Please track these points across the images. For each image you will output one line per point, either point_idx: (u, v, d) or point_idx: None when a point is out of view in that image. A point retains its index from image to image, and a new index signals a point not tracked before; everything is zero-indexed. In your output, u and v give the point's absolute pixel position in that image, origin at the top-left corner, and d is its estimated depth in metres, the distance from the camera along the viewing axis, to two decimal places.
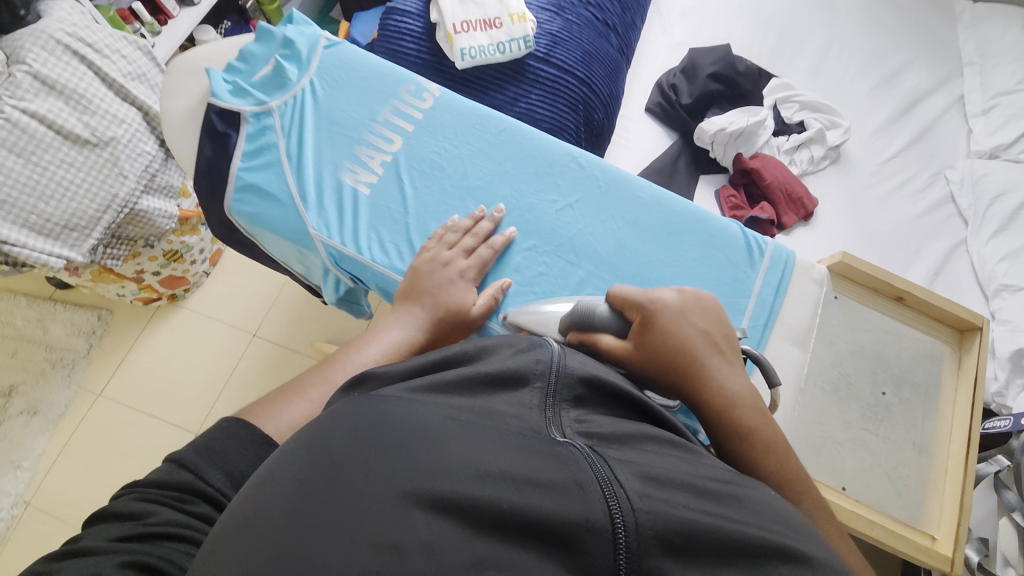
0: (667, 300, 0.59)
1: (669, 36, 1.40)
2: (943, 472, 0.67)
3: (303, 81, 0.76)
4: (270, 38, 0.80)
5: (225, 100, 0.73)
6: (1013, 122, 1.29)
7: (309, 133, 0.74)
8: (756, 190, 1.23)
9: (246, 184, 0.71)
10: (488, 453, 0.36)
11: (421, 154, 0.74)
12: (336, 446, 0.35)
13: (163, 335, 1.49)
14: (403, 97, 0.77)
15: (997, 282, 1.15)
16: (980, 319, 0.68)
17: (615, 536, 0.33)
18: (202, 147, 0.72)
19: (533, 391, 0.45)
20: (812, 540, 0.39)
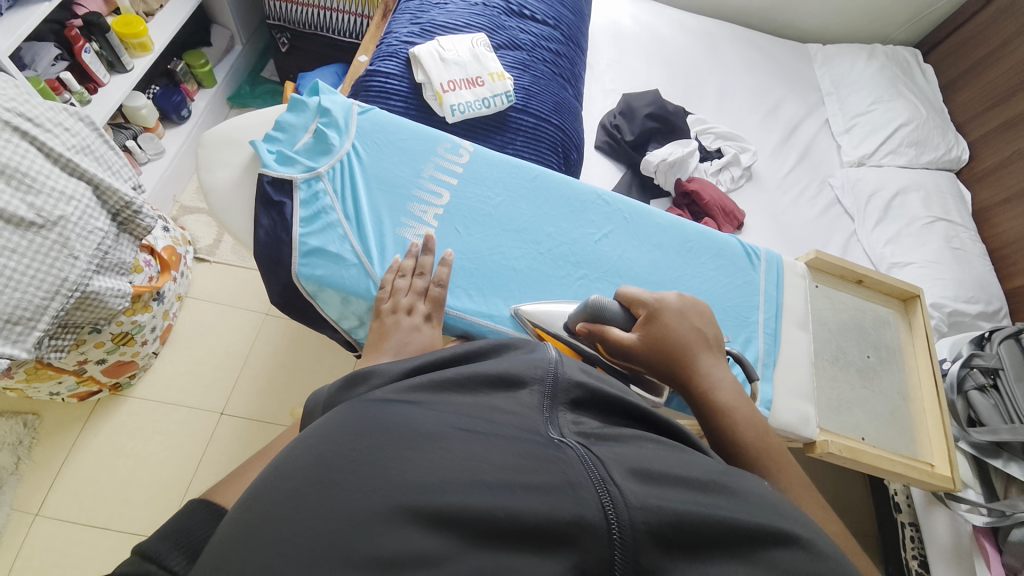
0: (671, 301, 0.67)
1: (601, 84, 1.60)
2: (924, 410, 0.79)
3: (346, 145, 0.78)
4: (303, 107, 0.82)
5: (276, 169, 0.75)
6: (870, 136, 1.64)
7: (363, 194, 0.76)
8: (697, 209, 1.41)
9: (311, 249, 0.72)
10: (482, 459, 0.37)
11: (468, 205, 0.79)
12: (332, 453, 0.36)
13: (107, 432, 1.31)
14: (441, 154, 0.81)
15: (888, 261, 1.45)
16: (918, 288, 0.83)
17: (609, 532, 0.35)
18: (259, 218, 0.73)
19: (532, 392, 0.46)
20: (799, 521, 0.40)
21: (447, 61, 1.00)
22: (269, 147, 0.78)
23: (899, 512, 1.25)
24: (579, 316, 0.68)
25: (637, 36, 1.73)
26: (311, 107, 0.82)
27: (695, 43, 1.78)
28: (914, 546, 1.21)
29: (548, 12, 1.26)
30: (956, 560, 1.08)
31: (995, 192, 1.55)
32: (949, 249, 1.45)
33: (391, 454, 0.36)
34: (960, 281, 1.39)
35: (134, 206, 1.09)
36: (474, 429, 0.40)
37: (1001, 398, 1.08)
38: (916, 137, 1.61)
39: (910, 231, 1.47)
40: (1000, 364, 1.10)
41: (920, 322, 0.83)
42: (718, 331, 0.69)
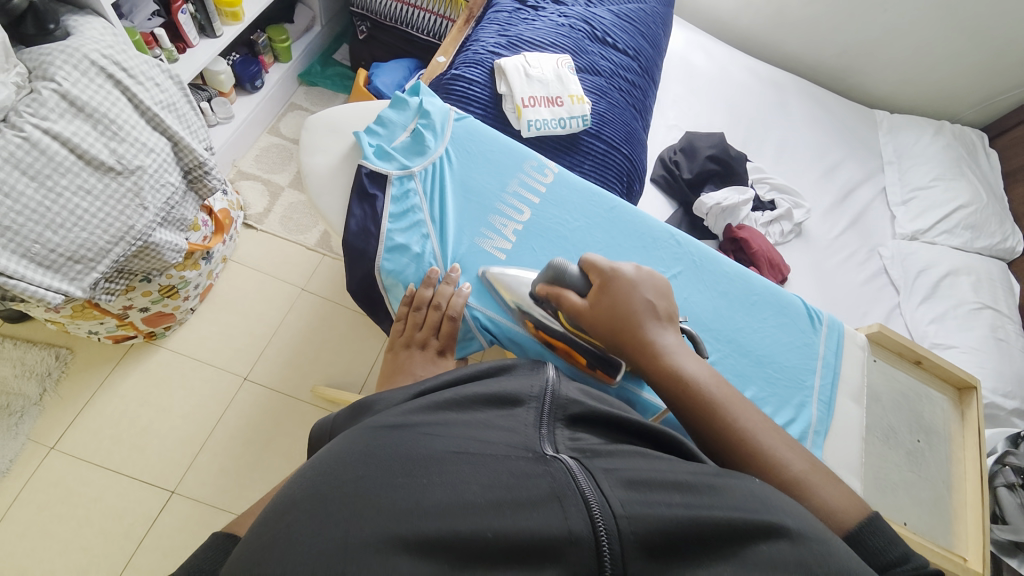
0: (625, 275, 0.66)
1: (665, 118, 1.61)
2: (964, 503, 0.78)
3: (440, 149, 0.80)
4: (405, 106, 0.84)
5: (375, 163, 0.77)
6: (927, 212, 1.62)
7: (449, 200, 0.78)
8: (743, 256, 1.40)
9: (396, 245, 0.73)
10: (471, 481, 0.40)
11: (547, 225, 0.80)
12: (338, 482, 0.40)
13: (133, 379, 1.34)
14: (526, 172, 0.83)
15: (930, 340, 1.42)
16: (979, 380, 0.81)
17: (597, 544, 0.38)
18: (352, 208, 0.75)
19: (528, 410, 0.52)
20: (791, 514, 0.42)
21: (531, 77, 1.02)
22: (370, 140, 0.80)
23: None
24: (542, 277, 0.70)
25: (707, 75, 1.74)
26: (412, 107, 0.84)
27: (763, 92, 1.78)
28: None
29: (629, 43, 1.28)
30: None
31: None
32: (995, 339, 1.42)
33: (387, 480, 0.40)
34: (1001, 373, 1.36)
35: (205, 167, 1.13)
36: (466, 451, 0.44)
37: None
38: (975, 221, 1.59)
39: (957, 314, 1.45)
40: None
41: (973, 414, 0.82)
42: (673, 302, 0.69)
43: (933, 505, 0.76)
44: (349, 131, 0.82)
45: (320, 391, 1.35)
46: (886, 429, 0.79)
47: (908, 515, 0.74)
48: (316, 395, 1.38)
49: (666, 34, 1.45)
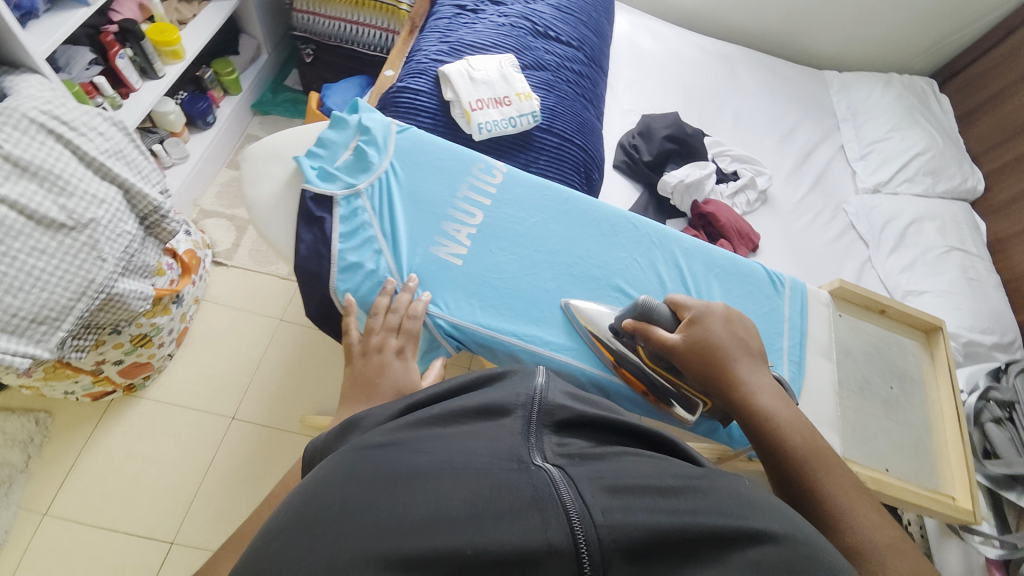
0: (715, 310, 0.71)
1: (620, 104, 1.63)
2: (944, 442, 0.79)
3: (385, 163, 0.79)
4: (345, 124, 0.83)
5: (318, 186, 0.76)
6: (885, 164, 1.65)
7: (399, 213, 0.77)
8: (713, 230, 1.42)
9: (349, 264, 0.73)
10: (451, 494, 0.39)
11: (501, 226, 0.80)
12: (325, 501, 0.40)
13: (118, 433, 1.32)
14: (476, 174, 0.83)
15: (903, 288, 1.45)
16: (941, 321, 0.83)
17: (577, 553, 0.37)
18: (300, 234, 0.74)
19: (515, 419, 0.49)
20: (773, 515, 0.43)
21: (476, 80, 1.02)
22: (311, 163, 0.80)
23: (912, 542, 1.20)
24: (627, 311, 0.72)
25: (656, 57, 1.76)
26: (353, 124, 0.83)
27: (712, 66, 1.81)
28: None
29: (572, 34, 1.29)
30: None
31: (1013, 224, 1.55)
32: (965, 279, 1.45)
33: (372, 497, 0.40)
34: (976, 311, 1.39)
35: (161, 211, 1.10)
36: (449, 464, 0.42)
37: (1017, 432, 1.06)
38: (932, 166, 1.63)
39: (926, 259, 1.48)
40: (1016, 398, 1.08)
41: (942, 354, 0.84)
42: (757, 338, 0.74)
43: (913, 449, 0.78)
44: (291, 157, 0.81)
45: (310, 420, 1.34)
46: (860, 382, 0.80)
47: (891, 461, 0.75)
48: (305, 424, 1.36)
49: (609, 21, 1.46)
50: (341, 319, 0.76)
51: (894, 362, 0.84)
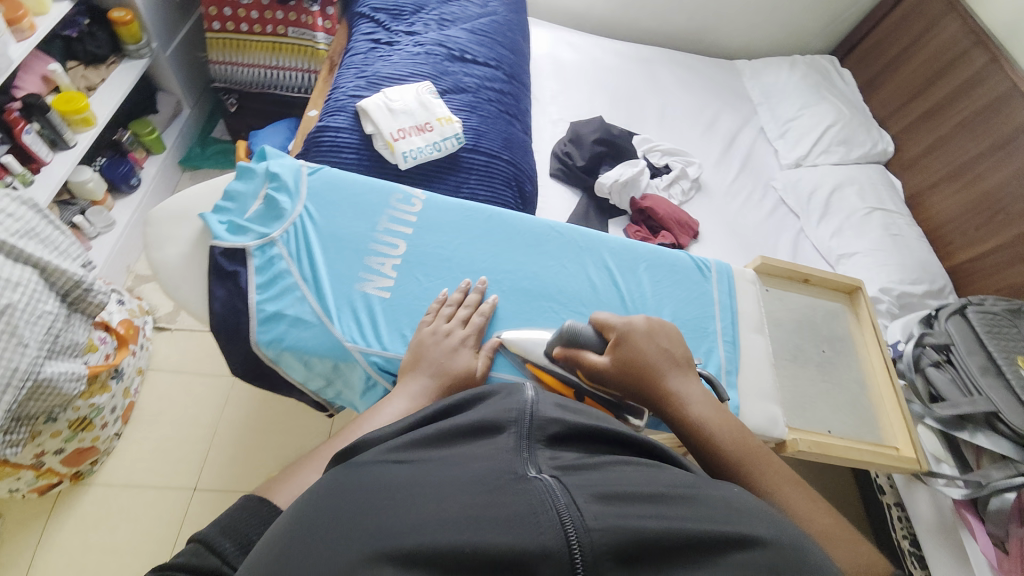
0: (636, 326, 0.70)
1: (549, 115, 1.67)
2: (881, 395, 0.85)
3: (298, 208, 0.78)
4: (252, 173, 0.81)
5: (228, 240, 0.73)
6: (803, 140, 1.75)
7: (318, 255, 0.76)
8: (653, 223, 1.47)
9: (269, 315, 0.70)
10: (452, 498, 0.37)
11: (427, 252, 0.80)
12: (314, 514, 0.38)
13: (70, 526, 1.22)
14: (393, 206, 0.83)
15: (836, 253, 1.52)
16: (857, 280, 0.90)
17: (571, 556, 0.33)
18: (214, 291, 0.71)
19: (509, 436, 0.44)
20: (766, 523, 0.39)
21: (394, 111, 1.03)
22: (220, 217, 0.77)
23: (884, 495, 1.23)
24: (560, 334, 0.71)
25: (577, 67, 1.82)
26: (260, 173, 0.81)
27: (632, 69, 1.88)
28: (903, 526, 1.18)
29: (489, 54, 1.31)
30: (944, 536, 1.03)
31: (924, 178, 1.65)
32: (890, 236, 1.52)
33: (362, 506, 0.38)
34: (904, 265, 1.46)
35: (85, 284, 1.03)
36: (448, 477, 0.40)
37: (957, 371, 1.04)
38: (844, 136, 1.74)
39: (851, 223, 1.55)
40: (951, 340, 1.07)
41: (866, 311, 0.90)
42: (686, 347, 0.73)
43: (853, 407, 0.83)
44: (195, 215, 0.77)
45: None
46: (794, 350, 0.86)
47: (833, 423, 0.80)
48: None
49: (525, 38, 1.50)
50: (271, 372, 0.73)
51: (822, 326, 0.89)
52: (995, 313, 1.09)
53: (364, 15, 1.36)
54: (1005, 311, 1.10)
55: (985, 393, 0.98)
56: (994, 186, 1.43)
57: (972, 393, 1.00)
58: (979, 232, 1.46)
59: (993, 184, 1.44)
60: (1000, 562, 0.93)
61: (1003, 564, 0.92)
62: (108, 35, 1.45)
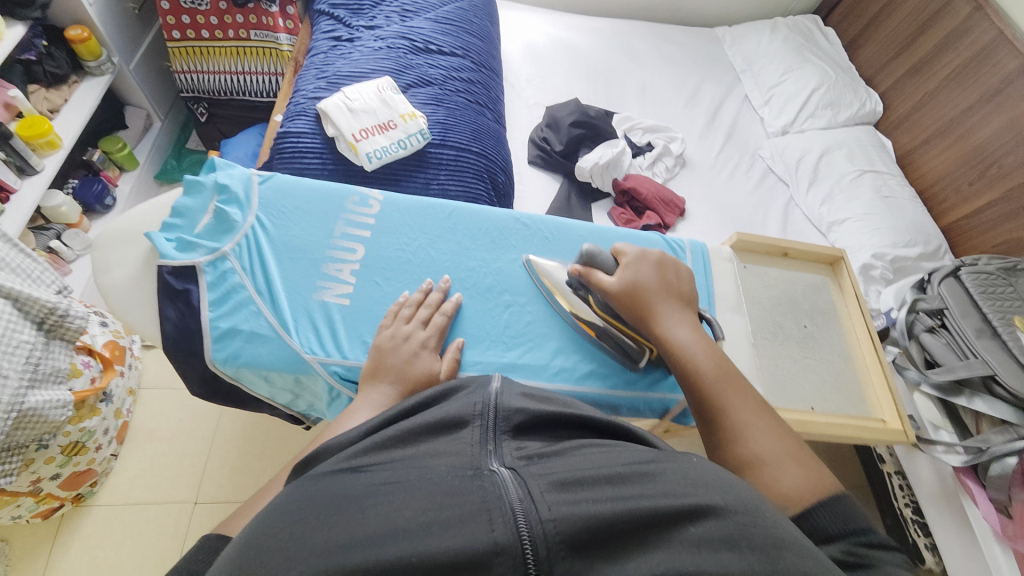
0: (649, 256, 0.74)
1: (524, 100, 1.64)
2: (868, 367, 0.89)
3: (249, 219, 0.76)
4: (199, 187, 0.79)
5: (175, 258, 0.71)
6: (787, 106, 1.70)
7: (272, 266, 0.74)
8: (637, 203, 1.44)
9: (222, 332, 0.69)
10: (401, 505, 0.32)
11: (386, 255, 0.79)
12: (255, 541, 0.31)
13: (77, 547, 1.23)
14: (350, 209, 0.81)
15: (827, 221, 1.48)
16: (837, 251, 0.94)
17: (525, 554, 0.29)
18: (164, 311, 0.70)
19: (473, 429, 0.41)
20: (721, 489, 0.35)
21: (355, 111, 1.01)
22: (167, 235, 0.74)
23: (884, 463, 1.22)
24: (576, 262, 0.77)
25: (552, 48, 1.77)
26: (208, 185, 0.79)
27: (608, 46, 1.83)
28: (905, 494, 1.18)
29: (455, 43, 1.26)
30: (945, 501, 1.02)
31: (914, 136, 1.60)
32: (880, 198, 1.47)
33: (308, 524, 0.31)
34: (896, 227, 1.41)
35: (60, 310, 0.97)
36: (401, 479, 0.35)
37: (951, 335, 1.01)
38: (830, 98, 1.68)
39: (841, 187, 1.51)
40: (944, 305, 1.04)
41: (848, 281, 0.95)
42: (692, 286, 0.76)
43: (835, 381, 0.87)
44: (142, 235, 0.75)
45: None
46: (775, 326, 0.90)
47: (813, 398, 0.84)
48: None
49: (493, 22, 1.45)
50: (233, 387, 0.73)
51: (803, 301, 0.93)
52: (989, 272, 1.06)
53: (324, 13, 1.33)
54: (999, 269, 1.07)
55: (981, 356, 0.95)
56: (985, 140, 1.39)
57: (967, 356, 0.98)
58: (973, 188, 1.41)
59: (985, 138, 1.39)
60: (1003, 527, 0.92)
61: (1007, 528, 0.91)
62: (66, 53, 1.41)
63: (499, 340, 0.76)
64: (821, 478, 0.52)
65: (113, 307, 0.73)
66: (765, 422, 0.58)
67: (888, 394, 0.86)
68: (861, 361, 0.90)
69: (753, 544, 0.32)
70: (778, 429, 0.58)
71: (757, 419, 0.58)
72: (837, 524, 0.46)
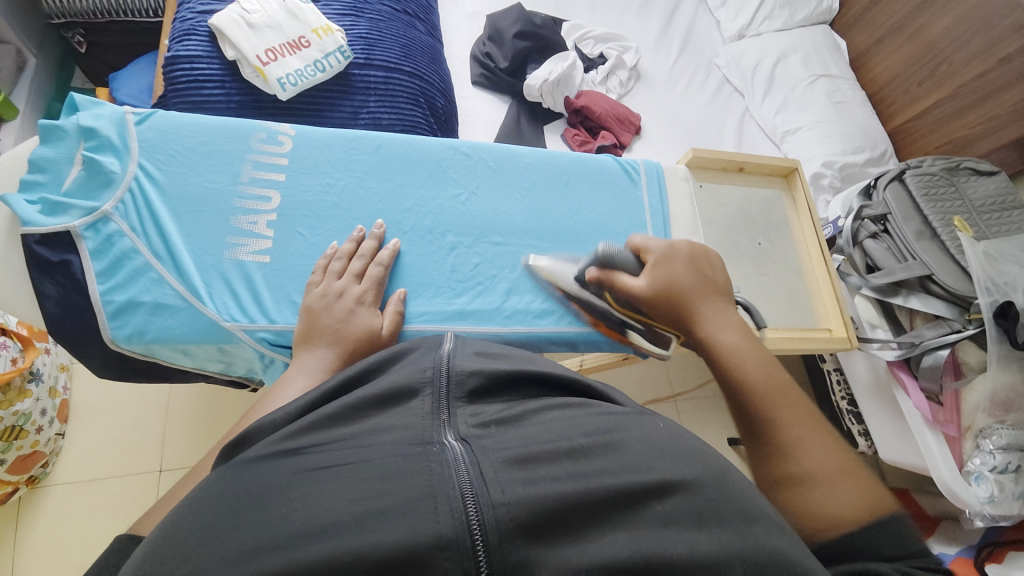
0: (678, 250, 0.67)
1: (462, 9, 1.45)
2: (814, 279, 0.91)
3: (131, 169, 0.65)
4: (59, 133, 0.66)
5: (42, 223, 0.60)
6: (744, 6, 1.59)
7: (168, 224, 0.64)
8: (591, 124, 1.35)
9: (120, 306, 0.61)
10: (336, 497, 0.29)
11: (309, 200, 0.70)
12: (163, 543, 0.28)
13: (40, 529, 1.19)
14: (256, 147, 0.70)
15: (781, 131, 1.45)
16: (790, 162, 0.92)
17: (474, 545, 0.27)
18: (41, 289, 0.60)
19: (423, 398, 0.37)
20: (693, 460, 0.33)
21: (256, 26, 0.85)
22: (28, 197, 0.62)
23: (824, 361, 1.30)
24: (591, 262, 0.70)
25: None
26: (70, 130, 0.66)
27: None
28: (842, 388, 1.28)
29: None
30: (880, 394, 1.12)
31: (869, 35, 1.54)
32: (833, 104, 1.45)
33: (228, 522, 0.28)
34: (845, 134, 1.40)
35: None
36: (340, 464, 0.31)
37: (893, 240, 1.04)
38: None
39: (796, 94, 1.46)
40: (888, 211, 1.05)
41: (799, 193, 0.94)
42: (727, 279, 0.69)
43: (785, 295, 0.89)
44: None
45: None
46: (729, 245, 0.89)
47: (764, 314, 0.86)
48: None
49: None
50: (150, 363, 0.66)
51: (756, 217, 0.92)
52: (932, 174, 1.08)
53: None
54: (942, 170, 1.09)
55: (919, 258, 0.99)
56: (937, 35, 1.34)
57: (907, 258, 1.01)
58: (922, 88, 1.40)
59: (936, 33, 1.34)
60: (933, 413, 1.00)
61: (938, 415, 1.00)
62: None
63: (446, 285, 0.71)
64: (882, 502, 0.46)
65: None
66: (820, 437, 0.50)
67: (834, 303, 0.89)
68: (808, 273, 0.92)
69: (720, 521, 0.30)
70: (834, 445, 0.50)
71: (812, 433, 0.51)
72: (896, 553, 0.41)
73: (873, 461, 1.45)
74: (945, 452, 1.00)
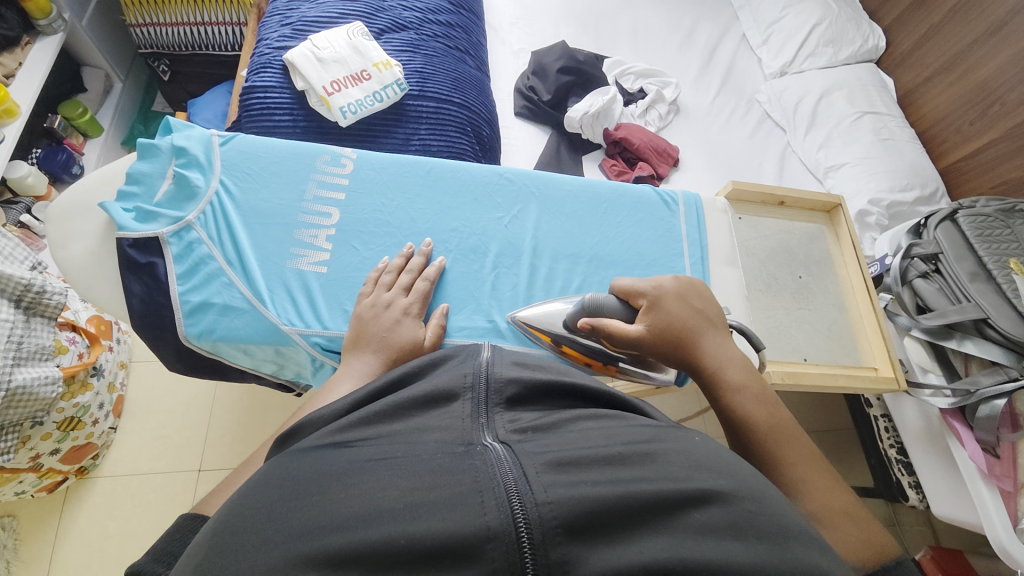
0: (670, 289, 0.65)
1: (508, 45, 1.54)
2: (860, 316, 0.88)
3: (213, 184, 0.72)
4: (155, 151, 0.74)
5: (136, 229, 0.68)
6: (786, 45, 1.61)
7: (241, 233, 0.71)
8: (630, 155, 1.38)
9: (195, 305, 0.67)
10: (389, 485, 0.31)
11: (363, 217, 0.75)
12: (231, 520, 0.31)
13: (87, 517, 1.26)
14: (321, 168, 0.77)
15: (824, 166, 1.43)
16: (835, 198, 0.91)
17: (520, 539, 0.28)
18: (129, 287, 0.66)
19: (464, 402, 0.39)
20: (728, 474, 0.34)
21: (324, 61, 0.94)
22: (126, 205, 0.70)
23: (870, 406, 1.24)
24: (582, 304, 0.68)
25: None
26: (164, 148, 0.74)
27: None
28: (890, 434, 1.21)
29: None
30: (931, 442, 1.05)
31: (916, 74, 1.52)
32: (880, 141, 1.42)
33: (291, 503, 0.31)
34: (893, 171, 1.37)
35: (36, 287, 0.92)
36: (390, 456, 0.33)
37: (945, 280, 1.00)
38: (832, 35, 1.58)
39: (840, 130, 1.45)
40: (940, 249, 1.02)
41: (844, 228, 0.93)
42: (720, 312, 0.68)
43: (827, 330, 0.87)
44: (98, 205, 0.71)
45: None
46: (769, 278, 0.88)
47: (805, 348, 0.84)
48: None
49: None
50: (213, 360, 0.71)
51: (798, 251, 0.91)
52: (986, 215, 1.04)
53: None
54: (997, 211, 1.05)
55: (974, 300, 0.95)
56: (989, 76, 1.32)
57: (960, 301, 0.97)
58: (974, 127, 1.36)
59: (988, 74, 1.32)
60: (989, 467, 0.94)
61: (994, 468, 0.93)
62: (17, 13, 1.28)
63: (487, 302, 0.74)
64: (883, 542, 0.45)
65: (76, 283, 0.70)
66: (822, 475, 0.51)
67: (880, 342, 0.86)
68: (853, 310, 0.89)
69: (758, 533, 0.30)
70: (833, 483, 0.51)
71: (815, 470, 0.51)
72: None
73: (924, 517, 1.35)
74: (1000, 507, 0.91)
